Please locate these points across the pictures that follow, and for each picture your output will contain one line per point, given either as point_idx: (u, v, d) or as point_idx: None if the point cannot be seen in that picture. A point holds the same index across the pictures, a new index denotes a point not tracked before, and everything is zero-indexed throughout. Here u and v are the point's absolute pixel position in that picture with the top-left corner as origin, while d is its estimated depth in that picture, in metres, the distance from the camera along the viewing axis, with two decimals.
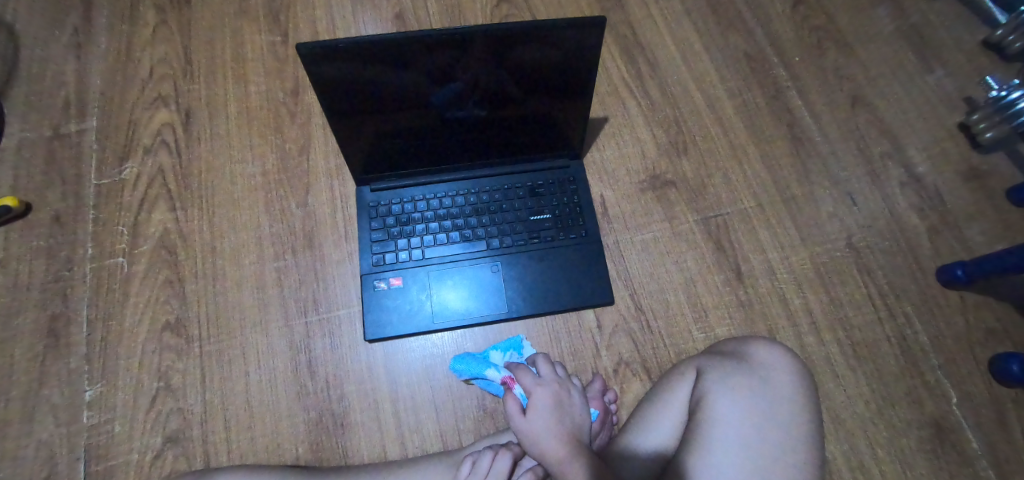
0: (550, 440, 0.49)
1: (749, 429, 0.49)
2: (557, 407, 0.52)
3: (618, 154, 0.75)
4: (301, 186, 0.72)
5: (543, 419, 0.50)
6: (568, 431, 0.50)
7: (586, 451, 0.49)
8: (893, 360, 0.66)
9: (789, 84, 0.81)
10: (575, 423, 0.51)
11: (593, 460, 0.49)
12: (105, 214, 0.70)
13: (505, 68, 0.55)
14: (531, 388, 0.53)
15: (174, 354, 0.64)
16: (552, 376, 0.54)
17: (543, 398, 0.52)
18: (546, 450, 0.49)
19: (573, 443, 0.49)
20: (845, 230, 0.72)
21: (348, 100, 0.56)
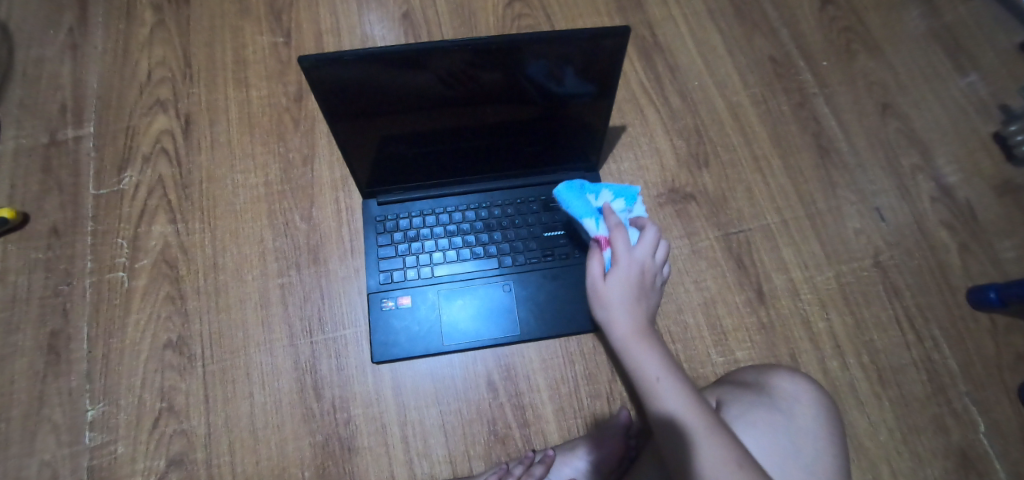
0: (619, 310, 0.50)
1: (772, 468, 0.47)
2: (642, 281, 0.51)
3: (636, 165, 0.71)
4: (305, 198, 0.70)
5: (625, 289, 0.50)
6: (640, 308, 0.50)
7: (652, 335, 0.49)
8: (919, 386, 0.64)
9: (815, 91, 0.77)
10: (649, 298, 0.52)
11: (663, 347, 0.49)
12: (105, 226, 0.68)
13: (523, 75, 0.52)
14: (621, 255, 0.51)
15: (176, 374, 0.62)
16: (645, 254, 0.52)
17: (629, 268, 0.51)
18: (612, 318, 0.50)
19: (644, 318, 0.50)
20: (872, 247, 0.69)
21: (356, 108, 0.52)
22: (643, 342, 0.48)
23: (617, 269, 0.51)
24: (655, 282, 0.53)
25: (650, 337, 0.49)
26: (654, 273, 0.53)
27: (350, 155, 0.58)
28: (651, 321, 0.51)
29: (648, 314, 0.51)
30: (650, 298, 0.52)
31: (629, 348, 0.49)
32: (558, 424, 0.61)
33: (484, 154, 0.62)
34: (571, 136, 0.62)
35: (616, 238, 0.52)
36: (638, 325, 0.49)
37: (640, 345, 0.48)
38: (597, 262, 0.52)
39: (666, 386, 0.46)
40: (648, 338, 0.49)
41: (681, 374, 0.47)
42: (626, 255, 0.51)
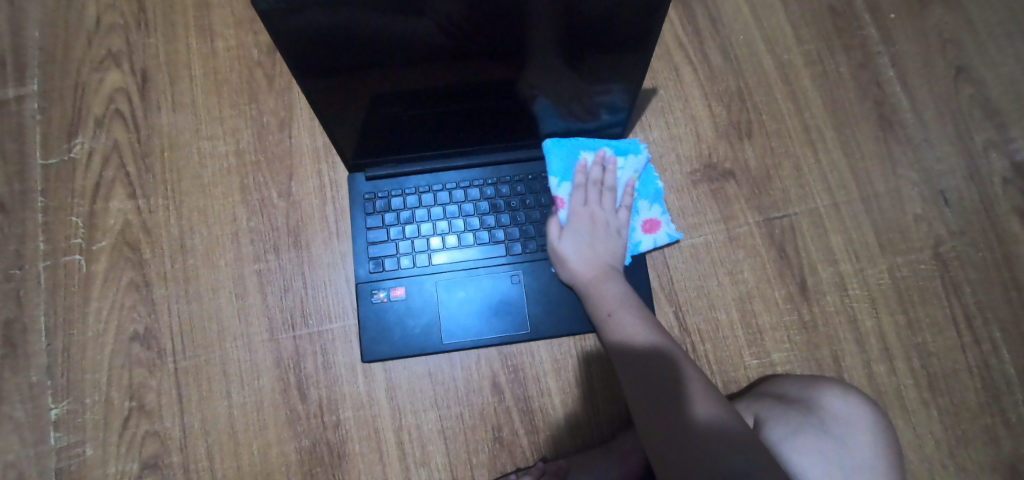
0: (578, 263, 0.53)
1: None
2: (595, 231, 0.54)
3: (667, 135, 0.61)
4: (284, 170, 0.60)
5: (578, 236, 0.54)
6: (596, 256, 0.53)
7: (608, 280, 0.52)
8: (973, 394, 0.56)
9: (879, 49, 0.65)
10: (611, 248, 0.54)
11: (618, 293, 0.51)
12: (56, 201, 0.59)
13: (556, 30, 0.39)
14: (574, 211, 0.55)
15: (145, 370, 0.56)
16: (594, 204, 0.56)
17: (582, 222, 0.55)
18: (574, 272, 0.53)
19: (604, 262, 0.53)
20: (931, 236, 0.60)
21: (337, 63, 0.40)
22: (602, 286, 0.52)
23: (573, 225, 0.55)
24: (619, 230, 0.55)
25: (611, 280, 0.52)
26: (608, 222, 0.55)
27: (330, 125, 0.48)
28: (608, 271, 0.53)
29: (612, 262, 0.54)
30: (615, 249, 0.54)
31: (590, 291, 0.52)
32: (569, 430, 0.55)
33: (491, 122, 0.52)
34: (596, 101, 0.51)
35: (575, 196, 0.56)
36: (597, 270, 0.53)
37: (601, 285, 0.52)
38: (555, 221, 0.55)
39: (621, 319, 0.49)
40: (607, 279, 0.52)
41: (638, 312, 0.50)
42: (575, 207, 0.56)
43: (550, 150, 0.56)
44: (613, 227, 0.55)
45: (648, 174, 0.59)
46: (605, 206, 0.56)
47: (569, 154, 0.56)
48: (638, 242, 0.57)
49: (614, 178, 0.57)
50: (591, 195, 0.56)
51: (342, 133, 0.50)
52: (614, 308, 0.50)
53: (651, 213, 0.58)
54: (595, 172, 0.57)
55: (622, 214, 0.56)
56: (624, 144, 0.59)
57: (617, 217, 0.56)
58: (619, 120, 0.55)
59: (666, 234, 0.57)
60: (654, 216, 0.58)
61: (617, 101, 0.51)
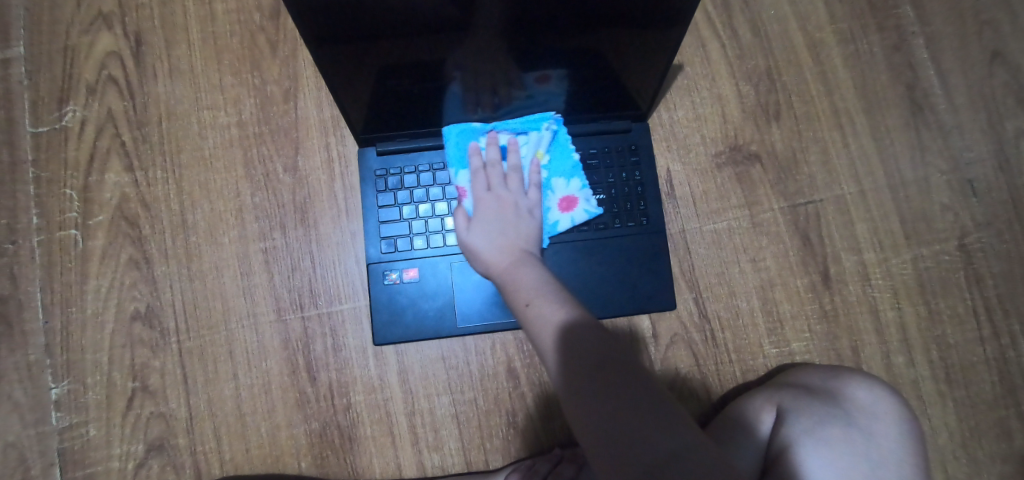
0: (489, 253, 0.45)
1: None
2: (502, 216, 0.48)
3: (693, 115, 0.58)
4: (289, 143, 0.57)
5: (484, 225, 0.47)
6: (509, 241, 0.46)
7: (521, 265, 0.44)
8: (989, 387, 0.56)
9: (914, 29, 0.62)
10: (524, 230, 0.47)
11: (532, 276, 0.42)
12: (49, 173, 0.56)
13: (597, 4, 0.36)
14: (478, 196, 0.49)
15: (148, 350, 0.54)
16: (500, 185, 0.49)
17: (488, 206, 0.48)
18: (486, 263, 0.45)
19: (517, 246, 0.45)
20: (957, 226, 0.58)
21: (352, 31, 0.36)
22: (517, 273, 0.43)
23: (479, 212, 0.48)
24: (531, 210, 0.49)
25: (527, 265, 0.44)
26: (518, 203, 0.49)
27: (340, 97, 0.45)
28: (523, 255, 0.45)
29: (527, 247, 0.46)
30: (529, 231, 0.47)
31: (505, 282, 0.43)
32: None
33: (512, 96, 0.49)
34: (551, 89, 0.48)
35: (476, 180, 0.50)
36: (510, 258, 0.45)
37: (515, 273, 0.43)
38: (459, 212, 0.48)
39: (539, 306, 0.39)
40: (521, 265, 0.44)
41: (560, 295, 0.40)
42: (478, 194, 0.49)
43: (448, 137, 0.52)
44: (523, 208, 0.49)
45: (563, 146, 0.53)
46: (511, 186, 0.49)
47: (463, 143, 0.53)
48: (555, 223, 0.53)
49: (517, 155, 0.50)
50: (494, 177, 0.50)
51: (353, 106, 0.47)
52: (531, 296, 0.40)
53: (568, 189, 0.53)
54: (492, 153, 0.50)
55: (531, 192, 0.50)
56: (534, 118, 0.52)
57: (526, 196, 0.49)
58: (532, 103, 0.50)
59: (584, 211, 0.53)
60: (571, 193, 0.53)
61: (554, 91, 0.48)
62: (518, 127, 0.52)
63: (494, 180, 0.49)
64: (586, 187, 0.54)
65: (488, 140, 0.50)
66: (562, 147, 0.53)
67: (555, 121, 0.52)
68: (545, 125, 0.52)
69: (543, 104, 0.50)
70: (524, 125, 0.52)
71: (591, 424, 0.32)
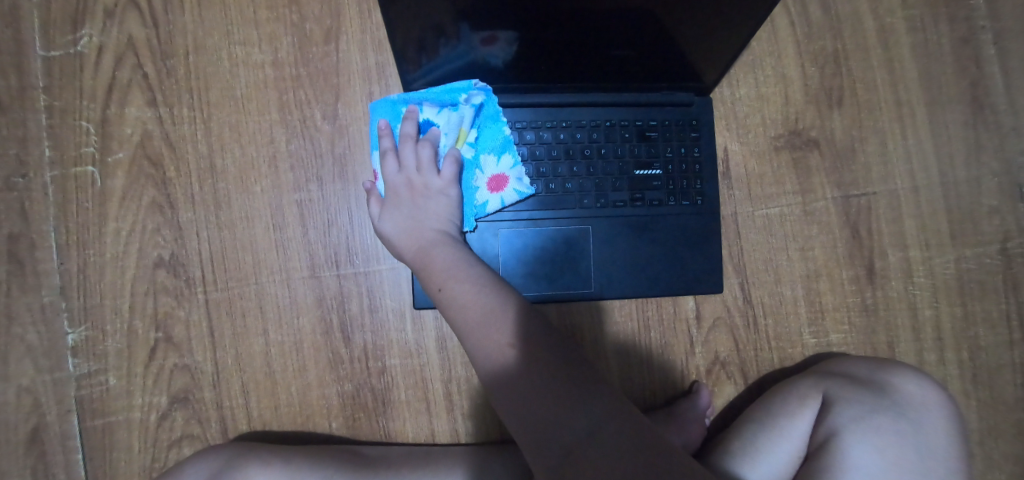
0: (400, 239, 0.45)
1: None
2: (414, 197, 0.46)
3: (755, 94, 0.56)
4: (329, 89, 0.53)
5: (396, 207, 0.46)
6: (419, 225, 0.45)
7: (428, 251, 0.43)
8: (1011, 389, 0.57)
9: (985, 23, 0.59)
10: (435, 213, 0.46)
11: (439, 260, 0.42)
12: (62, 102, 0.52)
13: None
14: (389, 178, 0.47)
15: (172, 300, 0.51)
16: (411, 164, 0.47)
17: (398, 189, 0.47)
18: (399, 248, 0.46)
19: (426, 231, 0.45)
20: (1003, 231, 0.58)
21: None
22: (426, 259, 0.43)
23: (389, 197, 0.47)
24: (443, 190, 0.47)
25: (438, 248, 0.43)
26: (429, 182, 0.47)
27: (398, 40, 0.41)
28: (432, 239, 0.44)
29: (440, 229, 0.45)
30: (441, 214, 0.46)
31: (417, 266, 0.44)
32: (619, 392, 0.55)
33: (468, 55, 0.44)
34: (497, 51, 0.44)
35: (386, 160, 0.47)
36: (418, 243, 0.44)
37: (425, 258, 0.43)
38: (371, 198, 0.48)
39: (451, 291, 0.40)
40: (432, 248, 0.43)
41: (471, 278, 0.40)
42: (389, 176, 0.47)
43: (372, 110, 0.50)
44: (435, 190, 0.47)
45: (492, 117, 0.49)
46: (424, 164, 0.47)
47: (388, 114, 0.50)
48: (485, 204, 0.49)
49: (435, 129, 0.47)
50: (406, 156, 0.47)
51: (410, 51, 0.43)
52: (444, 279, 0.41)
53: (497, 167, 0.49)
54: (407, 128, 0.47)
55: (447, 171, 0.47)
56: (453, 87, 0.48)
57: (440, 176, 0.47)
58: (454, 55, 0.44)
59: (515, 191, 0.49)
60: (500, 171, 0.49)
61: (498, 54, 0.44)
62: (438, 96, 0.48)
63: (408, 158, 0.47)
64: (518, 165, 0.49)
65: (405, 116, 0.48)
66: (486, 118, 0.49)
67: (480, 91, 0.47)
68: (464, 93, 0.48)
69: (467, 62, 0.45)
70: (445, 94, 0.48)
71: (512, 411, 0.34)
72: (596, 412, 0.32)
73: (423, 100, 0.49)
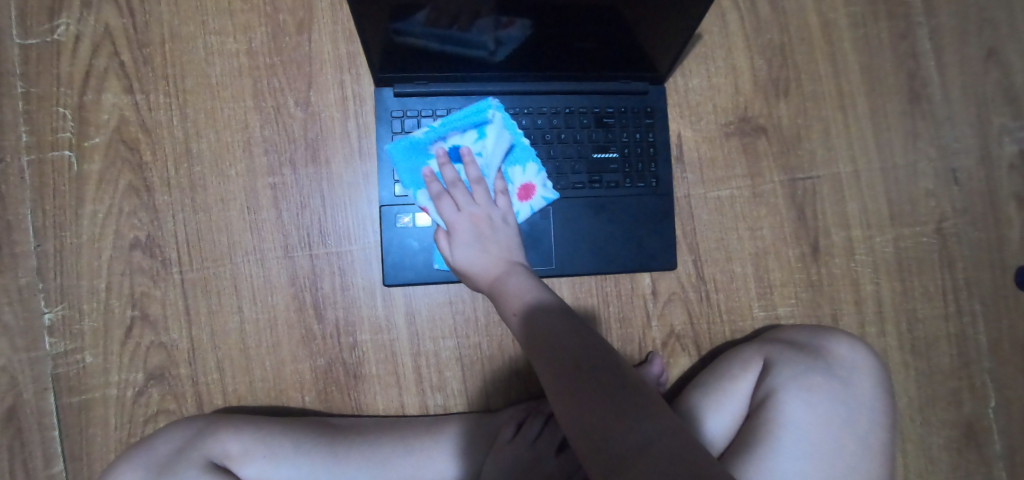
0: (477, 272, 0.46)
1: (823, 435, 0.44)
2: (481, 233, 0.46)
3: (707, 84, 0.59)
4: (302, 77, 0.55)
5: (464, 245, 0.46)
6: (493, 256, 0.45)
7: (508, 280, 0.44)
8: (947, 359, 0.61)
9: (921, 19, 0.63)
10: (504, 243, 0.46)
11: (517, 291, 0.43)
12: (39, 88, 0.53)
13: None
14: (450, 219, 0.46)
15: (148, 279, 0.53)
16: (468, 201, 0.46)
17: (463, 228, 0.46)
18: (476, 281, 0.46)
19: (500, 261, 0.45)
20: (938, 211, 0.62)
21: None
22: (505, 290, 0.44)
23: (453, 235, 0.46)
24: (503, 218, 0.47)
25: (514, 277, 0.44)
26: (490, 214, 0.46)
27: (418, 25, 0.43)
28: (510, 270, 0.45)
29: (510, 257, 0.46)
30: (509, 242, 0.46)
31: (496, 298, 0.44)
32: None
33: (491, 39, 0.46)
34: (515, 34, 0.46)
35: (441, 204, 0.46)
36: (495, 274, 0.45)
37: (502, 289, 0.44)
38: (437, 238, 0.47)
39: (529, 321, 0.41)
40: (508, 278, 0.44)
41: (547, 307, 0.41)
42: (449, 218, 0.46)
43: (393, 156, 0.51)
44: (497, 220, 0.47)
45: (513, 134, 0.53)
46: (479, 199, 0.46)
47: (414, 154, 0.51)
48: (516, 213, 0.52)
49: (475, 167, 0.47)
50: (460, 196, 0.46)
51: (426, 33, 0.44)
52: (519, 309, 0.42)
53: (524, 176, 0.53)
54: (449, 173, 0.46)
55: (501, 200, 0.47)
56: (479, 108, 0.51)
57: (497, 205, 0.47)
58: (476, 42, 0.46)
59: (543, 196, 0.52)
60: (529, 179, 0.52)
61: (515, 36, 0.46)
62: (463, 124, 0.51)
63: (462, 198, 0.46)
64: (542, 171, 0.53)
65: (440, 161, 0.47)
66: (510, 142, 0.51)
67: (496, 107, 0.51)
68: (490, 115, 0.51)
69: (483, 45, 0.47)
70: (469, 122, 0.51)
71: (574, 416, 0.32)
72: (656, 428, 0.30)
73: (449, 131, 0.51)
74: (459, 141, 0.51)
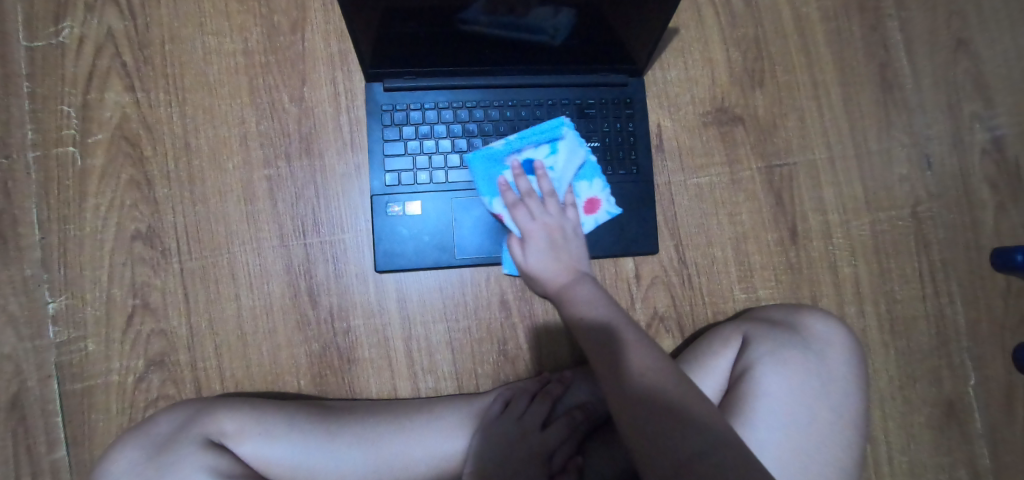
0: (547, 278, 0.47)
1: (799, 406, 0.46)
2: (554, 240, 0.48)
3: (685, 76, 0.62)
4: (296, 74, 0.58)
5: (536, 251, 0.48)
6: (564, 264, 0.48)
7: (580, 289, 0.46)
8: (926, 338, 0.63)
9: (891, 12, 0.66)
10: (575, 253, 0.48)
11: (589, 300, 0.45)
12: (44, 88, 0.55)
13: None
14: (525, 226, 0.48)
15: (149, 269, 0.55)
16: (542, 212, 0.49)
17: (537, 236, 0.48)
18: (545, 287, 0.48)
19: (571, 270, 0.47)
20: (912, 196, 0.64)
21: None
22: (575, 298, 0.46)
23: (527, 242, 0.48)
24: (573, 231, 0.49)
25: (584, 287, 0.46)
26: (562, 226, 0.49)
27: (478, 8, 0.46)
28: (581, 280, 0.47)
29: (579, 268, 0.48)
30: (578, 254, 0.48)
31: (565, 305, 0.46)
32: (569, 347, 0.58)
33: (542, 26, 0.49)
34: (563, 23, 0.48)
35: (516, 213, 0.49)
36: (566, 282, 0.47)
37: (573, 297, 0.46)
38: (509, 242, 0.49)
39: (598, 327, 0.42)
40: (579, 288, 0.46)
41: (616, 318, 0.43)
42: (524, 225, 0.48)
43: (472, 164, 0.54)
44: (568, 231, 0.49)
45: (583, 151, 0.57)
46: (553, 211, 0.49)
47: (491, 165, 0.54)
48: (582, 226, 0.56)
49: (547, 180, 0.49)
50: (534, 207, 0.49)
51: (490, 22, 0.48)
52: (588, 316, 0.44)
53: (591, 191, 0.56)
54: (524, 184, 0.49)
55: (569, 212, 0.50)
56: (555, 126, 0.56)
57: (567, 218, 0.50)
58: (528, 30, 0.49)
59: (608, 211, 0.56)
60: (594, 194, 0.56)
61: (563, 24, 0.49)
62: (538, 139, 0.55)
63: (537, 208, 0.49)
64: (607, 187, 0.57)
65: (515, 173, 0.50)
66: (581, 159, 0.55)
67: (568, 125, 0.56)
68: (566, 132, 0.56)
69: (536, 33, 0.49)
70: (543, 137, 0.55)
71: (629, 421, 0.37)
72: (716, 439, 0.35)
73: (524, 144, 0.55)
74: (531, 154, 0.55)
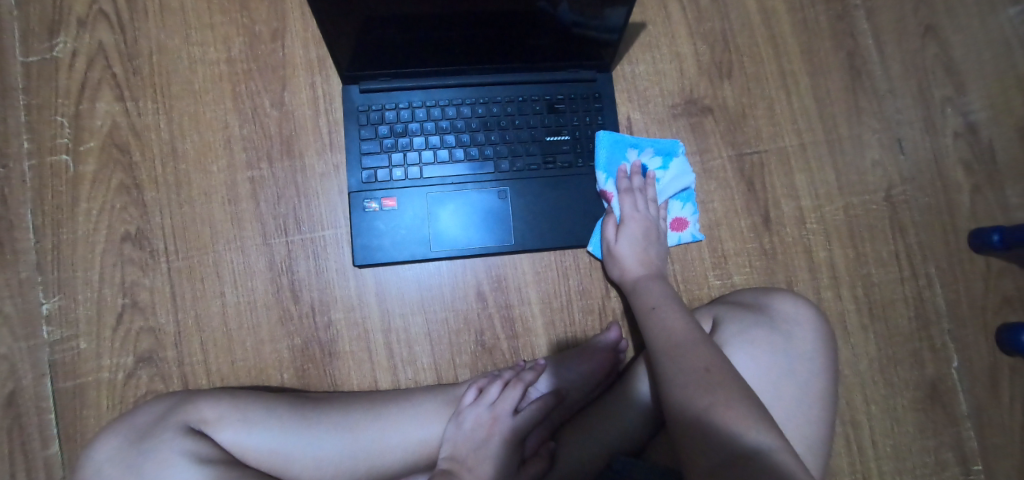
0: (630, 263, 0.56)
1: (766, 384, 0.46)
2: (647, 234, 0.57)
3: (653, 70, 0.63)
4: (277, 79, 0.60)
5: (629, 237, 0.56)
6: (648, 258, 0.56)
7: (655, 281, 0.54)
8: (905, 321, 0.63)
9: (856, 3, 0.67)
10: (659, 251, 0.57)
11: (662, 291, 0.53)
12: (39, 100, 0.58)
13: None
14: (630, 214, 0.57)
15: (138, 268, 0.57)
16: (646, 210, 0.58)
17: (638, 225, 0.57)
18: (625, 271, 0.56)
19: (650, 265, 0.55)
20: (886, 180, 0.65)
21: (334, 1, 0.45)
22: (647, 286, 0.53)
23: (625, 227, 0.57)
24: (663, 234, 0.58)
25: (658, 282, 0.54)
26: (657, 228, 0.58)
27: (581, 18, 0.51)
28: (657, 276, 0.55)
29: (657, 267, 0.56)
30: (660, 256, 0.57)
31: (637, 289, 0.54)
32: (547, 336, 0.59)
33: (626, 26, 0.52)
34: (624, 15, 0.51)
35: (624, 199, 0.58)
36: (643, 272, 0.55)
37: (646, 286, 0.53)
38: (609, 221, 0.57)
39: (665, 312, 0.49)
40: (653, 281, 0.54)
41: (682, 310, 0.50)
42: (631, 211, 0.57)
43: (601, 140, 0.60)
44: (660, 233, 0.58)
45: None
46: (654, 212, 0.59)
47: (615, 150, 0.60)
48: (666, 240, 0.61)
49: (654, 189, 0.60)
50: (642, 201, 0.58)
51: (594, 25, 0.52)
52: (658, 303, 0.51)
53: (680, 211, 0.61)
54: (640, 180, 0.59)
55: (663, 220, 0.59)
56: (672, 147, 0.61)
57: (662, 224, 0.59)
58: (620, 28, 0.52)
59: (692, 233, 0.61)
60: (683, 215, 0.61)
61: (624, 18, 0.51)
62: (654, 150, 0.61)
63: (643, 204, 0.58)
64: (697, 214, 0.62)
65: (635, 167, 0.59)
66: (688, 183, 0.61)
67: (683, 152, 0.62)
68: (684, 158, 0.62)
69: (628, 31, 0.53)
70: (660, 149, 0.61)
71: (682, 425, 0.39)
72: (772, 441, 0.36)
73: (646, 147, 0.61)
74: (646, 162, 0.61)
